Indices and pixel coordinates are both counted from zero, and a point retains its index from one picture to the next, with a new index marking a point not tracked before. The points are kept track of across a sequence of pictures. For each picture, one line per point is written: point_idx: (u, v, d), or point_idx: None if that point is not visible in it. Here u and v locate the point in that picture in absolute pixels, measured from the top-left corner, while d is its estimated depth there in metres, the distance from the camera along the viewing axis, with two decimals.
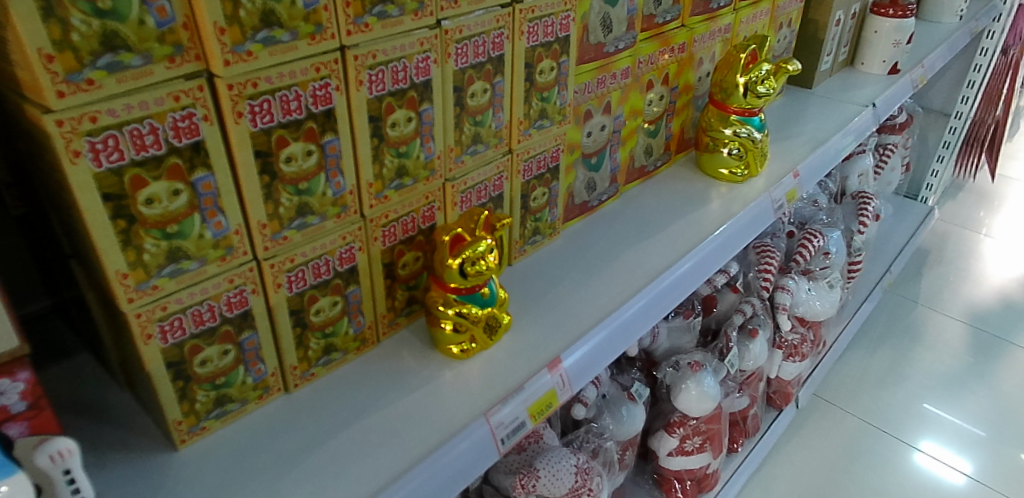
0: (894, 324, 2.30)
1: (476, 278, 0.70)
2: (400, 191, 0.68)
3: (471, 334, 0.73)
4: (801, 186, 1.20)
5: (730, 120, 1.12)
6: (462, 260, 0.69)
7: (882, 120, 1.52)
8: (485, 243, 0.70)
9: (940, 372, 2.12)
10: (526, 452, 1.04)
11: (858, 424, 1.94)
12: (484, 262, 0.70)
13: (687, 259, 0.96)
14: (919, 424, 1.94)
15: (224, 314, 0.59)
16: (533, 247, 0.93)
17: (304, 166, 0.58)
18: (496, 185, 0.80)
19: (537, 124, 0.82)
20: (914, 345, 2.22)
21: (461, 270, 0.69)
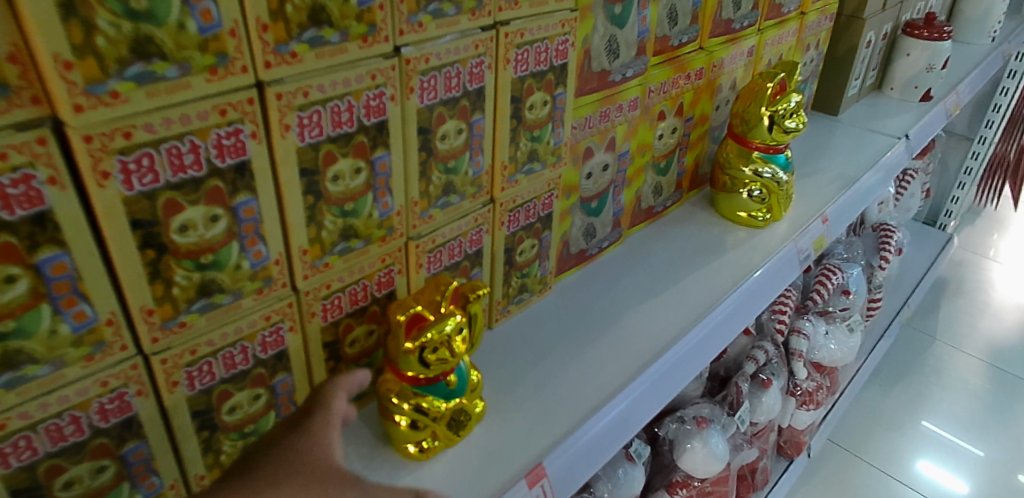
0: (908, 360, 2.15)
1: (439, 364, 0.58)
2: (347, 256, 0.55)
3: (432, 430, 0.61)
4: (829, 232, 1.07)
5: (752, 157, 0.98)
6: (421, 345, 0.56)
7: (915, 153, 1.38)
8: (455, 319, 0.57)
9: (960, 415, 1.97)
10: None
11: (872, 472, 1.78)
12: (448, 346, 0.57)
13: (699, 328, 0.83)
14: (937, 471, 1.79)
15: (96, 425, 0.46)
16: (519, 306, 0.80)
17: (207, 234, 0.45)
18: (473, 240, 0.67)
19: (526, 168, 0.68)
20: (931, 384, 2.07)
21: (420, 358, 0.57)
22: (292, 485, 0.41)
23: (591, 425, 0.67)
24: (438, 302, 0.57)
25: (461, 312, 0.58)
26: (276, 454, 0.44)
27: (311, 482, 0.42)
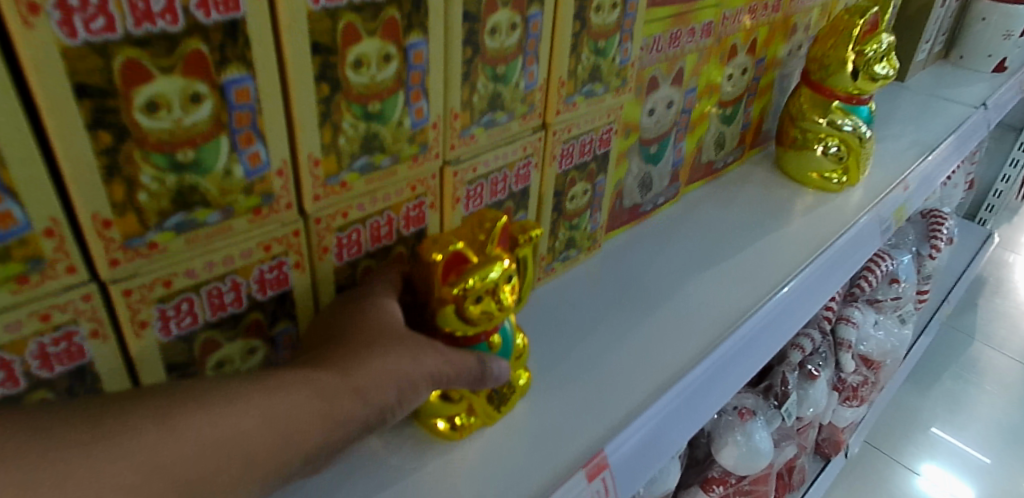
0: (944, 360, 2.00)
1: (483, 320, 0.45)
2: (369, 176, 0.43)
3: (469, 404, 0.52)
4: (909, 201, 0.94)
5: (830, 107, 0.85)
6: (461, 294, 0.44)
7: (994, 125, 1.23)
8: (503, 264, 0.45)
9: (1005, 419, 1.83)
10: None
11: (910, 476, 1.66)
12: (493, 297, 0.44)
13: (774, 300, 0.70)
14: (943, 474, 1.66)
15: (37, 373, 0.35)
16: (565, 265, 0.69)
17: (186, 120, 0.33)
18: (520, 175, 0.55)
19: (586, 89, 0.56)
20: (964, 389, 1.91)
21: (456, 312, 0.44)
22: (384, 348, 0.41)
23: (664, 403, 0.57)
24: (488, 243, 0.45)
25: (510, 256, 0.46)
26: (356, 321, 0.42)
27: (402, 344, 0.41)
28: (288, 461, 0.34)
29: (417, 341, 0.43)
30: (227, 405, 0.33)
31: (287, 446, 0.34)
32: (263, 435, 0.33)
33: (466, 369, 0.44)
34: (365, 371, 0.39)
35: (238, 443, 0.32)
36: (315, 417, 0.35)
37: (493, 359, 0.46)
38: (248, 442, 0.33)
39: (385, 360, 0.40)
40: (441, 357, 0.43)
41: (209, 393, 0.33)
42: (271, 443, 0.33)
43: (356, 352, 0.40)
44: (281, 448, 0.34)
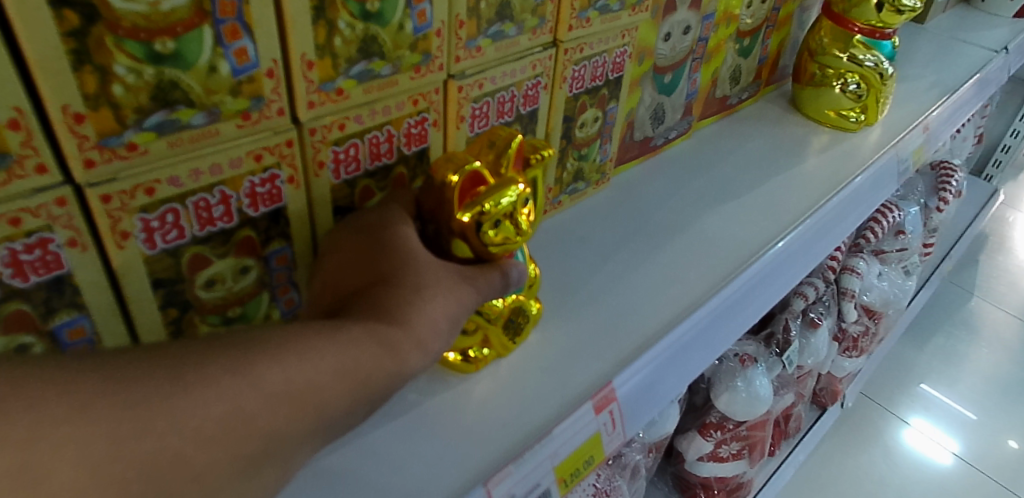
0: (938, 315, 1.98)
1: (503, 248, 0.42)
2: (368, 84, 0.40)
3: (483, 335, 0.50)
4: (927, 144, 0.90)
5: (852, 41, 0.81)
6: (475, 219, 0.41)
7: (1014, 70, 1.18)
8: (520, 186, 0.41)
9: (1003, 374, 1.83)
10: None
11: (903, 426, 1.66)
12: (510, 220, 0.41)
13: (788, 239, 0.68)
14: (928, 428, 1.66)
15: (11, 282, 0.32)
16: (572, 199, 0.66)
17: (164, 4, 0.30)
18: (529, 96, 0.52)
19: (600, 5, 0.52)
20: (956, 345, 1.90)
21: (471, 239, 0.42)
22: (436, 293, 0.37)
23: (674, 337, 0.55)
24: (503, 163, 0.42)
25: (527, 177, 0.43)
26: (402, 264, 0.39)
27: (451, 288, 0.38)
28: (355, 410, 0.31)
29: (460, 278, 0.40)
30: (298, 359, 0.29)
31: (360, 401, 0.31)
32: (334, 387, 0.30)
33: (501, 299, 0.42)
34: (422, 319, 0.35)
35: (310, 394, 0.29)
36: (381, 368, 0.32)
37: (511, 262, 0.44)
38: (320, 395, 0.29)
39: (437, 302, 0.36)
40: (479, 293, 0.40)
41: (277, 342, 0.30)
42: (343, 394, 0.30)
43: (411, 295, 0.36)
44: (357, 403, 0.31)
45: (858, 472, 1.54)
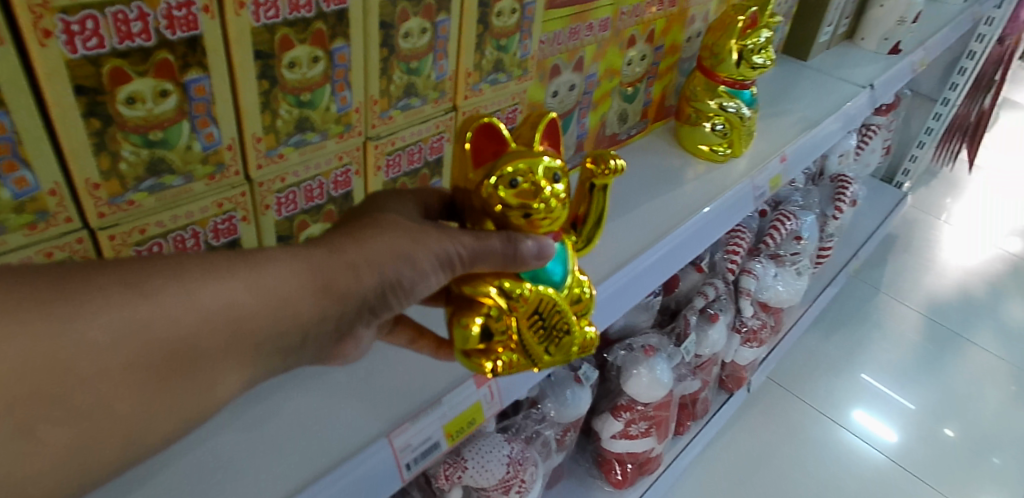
0: (853, 311, 2.18)
1: (519, 210, 0.50)
2: (302, 149, 0.54)
3: (509, 336, 0.55)
4: (786, 172, 1.09)
5: (717, 91, 0.98)
6: (497, 170, 0.50)
7: (877, 105, 1.38)
8: (548, 159, 0.51)
9: (897, 362, 2.03)
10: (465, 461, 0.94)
11: (806, 411, 1.84)
12: (528, 180, 0.50)
13: (651, 252, 0.85)
14: (871, 420, 1.84)
15: None
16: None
17: (156, 110, 0.44)
18: (434, 147, 0.66)
19: (490, 78, 0.68)
20: (867, 337, 2.10)
21: (490, 195, 0.50)
22: (383, 233, 0.45)
23: None
24: (534, 141, 0.52)
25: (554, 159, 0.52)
26: (365, 215, 0.47)
27: (407, 231, 0.46)
28: (281, 327, 0.40)
29: (431, 230, 0.47)
30: (222, 278, 0.38)
31: (280, 315, 0.40)
32: (251, 303, 0.39)
33: (480, 253, 0.48)
34: (358, 251, 0.44)
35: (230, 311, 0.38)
36: (302, 287, 0.41)
37: (525, 242, 0.50)
38: (238, 309, 0.38)
39: (384, 238, 0.45)
40: (454, 242, 0.47)
41: (192, 266, 0.37)
42: (263, 312, 0.39)
43: (362, 235, 0.45)
44: (274, 322, 0.40)
45: (798, 463, 1.70)
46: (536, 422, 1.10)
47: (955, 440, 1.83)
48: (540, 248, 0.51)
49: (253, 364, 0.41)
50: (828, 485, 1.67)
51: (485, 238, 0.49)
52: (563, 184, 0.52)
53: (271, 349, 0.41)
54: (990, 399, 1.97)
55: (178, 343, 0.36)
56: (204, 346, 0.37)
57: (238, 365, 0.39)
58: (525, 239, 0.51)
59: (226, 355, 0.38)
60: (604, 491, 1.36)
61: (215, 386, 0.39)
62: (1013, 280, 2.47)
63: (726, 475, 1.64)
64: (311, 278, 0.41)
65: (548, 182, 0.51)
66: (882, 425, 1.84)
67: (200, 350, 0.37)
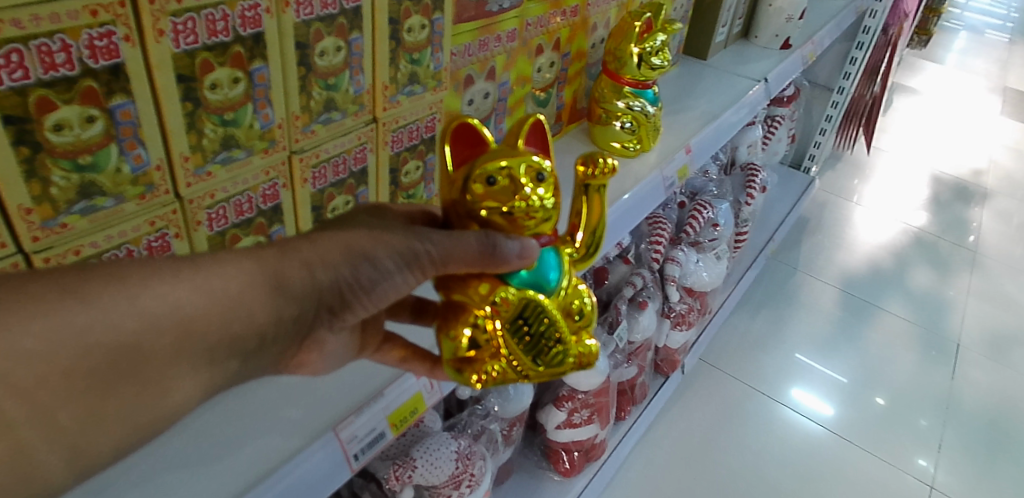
0: (776, 291, 2.31)
1: (495, 205, 0.57)
2: (229, 166, 0.57)
3: (495, 348, 0.61)
4: (692, 162, 1.17)
5: (623, 92, 1.06)
6: (477, 169, 0.58)
7: (772, 96, 1.49)
8: (532, 162, 0.59)
9: (818, 335, 2.17)
10: (415, 462, 0.96)
11: (738, 386, 1.95)
12: (505, 177, 0.57)
13: None
14: (808, 398, 1.94)
15: None
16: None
17: (84, 135, 0.46)
18: (357, 158, 0.70)
19: (406, 90, 0.72)
20: (791, 313, 2.23)
21: (472, 190, 0.58)
22: (337, 235, 0.51)
23: None
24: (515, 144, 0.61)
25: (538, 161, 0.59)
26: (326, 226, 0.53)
27: (370, 232, 0.52)
28: (233, 322, 0.45)
29: (396, 232, 0.53)
30: (166, 281, 0.42)
31: (236, 312, 0.45)
32: (195, 300, 0.43)
33: (449, 252, 0.53)
34: (312, 248, 0.49)
35: (177, 311, 0.42)
36: (257, 285, 0.46)
37: (503, 239, 0.55)
38: (185, 307, 0.42)
39: (341, 240, 0.50)
40: (424, 240, 0.52)
41: (131, 272, 0.41)
42: (212, 310, 0.44)
43: (318, 238, 0.50)
44: (222, 318, 0.44)
45: (738, 439, 1.80)
46: (481, 417, 1.14)
47: (879, 403, 1.96)
48: (517, 247, 0.56)
49: (202, 365, 0.45)
50: (765, 454, 1.77)
51: (456, 237, 0.53)
52: (546, 186, 0.59)
53: (220, 345, 0.45)
54: (903, 361, 2.12)
55: (121, 344, 0.40)
56: (150, 345, 0.41)
57: (184, 364, 0.43)
58: (501, 237, 0.55)
59: (171, 355, 0.42)
60: (554, 481, 1.41)
61: (161, 383, 0.43)
62: (916, 252, 2.67)
63: (670, 458, 1.71)
64: (262, 279, 0.46)
65: (529, 180, 0.58)
66: (819, 401, 1.94)
67: (142, 350, 0.41)
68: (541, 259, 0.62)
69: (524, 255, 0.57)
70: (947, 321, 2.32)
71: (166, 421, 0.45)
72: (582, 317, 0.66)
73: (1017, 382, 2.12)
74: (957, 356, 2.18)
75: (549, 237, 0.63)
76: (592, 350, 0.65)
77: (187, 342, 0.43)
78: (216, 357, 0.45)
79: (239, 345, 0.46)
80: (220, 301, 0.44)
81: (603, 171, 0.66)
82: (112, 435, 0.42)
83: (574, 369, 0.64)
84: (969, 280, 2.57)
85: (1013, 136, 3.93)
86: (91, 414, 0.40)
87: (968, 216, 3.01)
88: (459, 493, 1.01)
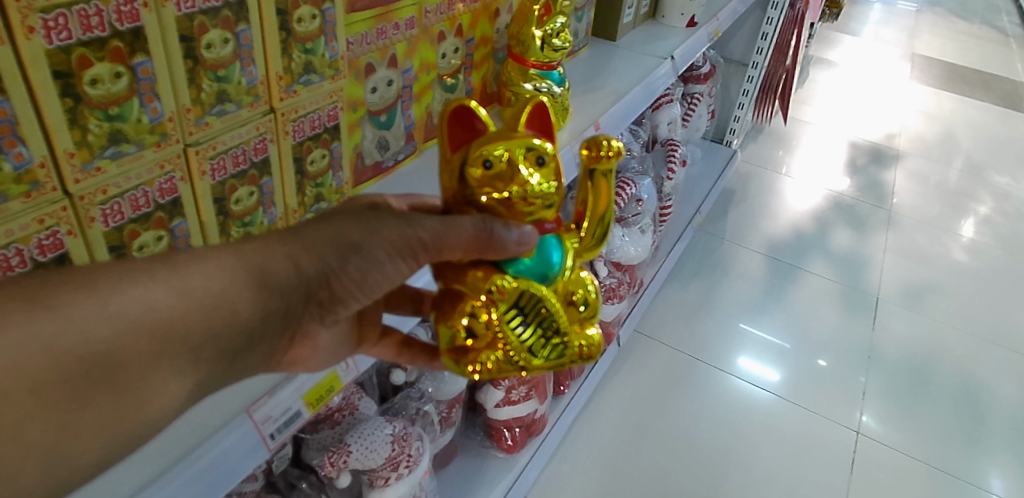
0: (706, 262, 2.40)
1: (492, 188, 0.63)
2: (119, 161, 0.58)
3: (492, 338, 0.66)
4: (603, 138, 1.21)
5: (529, 74, 1.09)
6: (476, 150, 0.64)
7: (680, 72, 1.55)
8: (532, 148, 0.65)
9: (748, 299, 2.27)
10: (351, 447, 0.98)
11: (677, 355, 2.02)
12: (500, 162, 0.63)
13: None
14: (754, 365, 2.02)
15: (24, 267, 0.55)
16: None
17: None
18: (257, 148, 0.71)
19: (303, 79, 0.73)
20: (721, 281, 2.33)
21: (471, 174, 0.64)
22: (331, 227, 0.56)
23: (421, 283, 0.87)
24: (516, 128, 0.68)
25: (536, 148, 0.65)
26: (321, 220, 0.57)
27: (371, 223, 0.57)
28: (219, 320, 0.49)
29: (389, 221, 0.58)
30: (149, 287, 0.46)
31: (222, 313, 0.49)
32: (176, 304, 0.47)
33: (441, 236, 0.58)
34: (298, 242, 0.54)
35: (159, 316, 0.46)
36: (243, 287, 0.50)
37: (502, 230, 0.61)
38: (164, 313, 0.46)
39: (329, 234, 0.56)
40: (417, 229, 0.58)
41: (105, 281, 0.45)
42: (195, 311, 0.48)
43: (306, 233, 0.55)
44: (203, 316, 0.48)
45: (680, 406, 1.86)
46: (417, 402, 1.16)
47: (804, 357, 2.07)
48: (514, 233, 0.62)
49: (188, 368, 0.48)
50: (704, 417, 1.84)
51: (451, 223, 0.59)
52: (545, 170, 0.65)
53: (206, 347, 0.49)
54: (826, 317, 2.24)
55: (97, 350, 0.43)
56: (126, 352, 0.45)
57: (168, 368, 0.47)
58: (498, 225, 0.61)
59: (153, 359, 0.46)
60: (498, 458, 1.44)
61: (146, 388, 0.46)
62: (836, 214, 2.81)
63: (615, 427, 1.78)
64: (245, 275, 0.51)
65: (528, 164, 0.64)
66: (763, 367, 2.02)
67: (122, 354, 0.44)
68: (540, 246, 0.68)
69: (523, 241, 0.63)
70: (867, 276, 2.46)
71: (156, 422, 0.48)
72: (586, 307, 0.73)
73: (932, 328, 2.26)
74: (876, 308, 2.31)
75: (551, 224, 0.69)
76: (593, 346, 0.71)
77: (169, 344, 0.46)
78: (202, 358, 0.49)
79: (224, 341, 0.50)
80: (203, 300, 0.48)
81: (608, 156, 0.71)
82: (101, 440, 0.45)
83: (572, 364, 0.69)
84: (885, 237, 2.71)
85: (923, 100, 4.14)
86: (79, 421, 0.43)
87: (883, 178, 3.17)
88: (398, 474, 1.03)
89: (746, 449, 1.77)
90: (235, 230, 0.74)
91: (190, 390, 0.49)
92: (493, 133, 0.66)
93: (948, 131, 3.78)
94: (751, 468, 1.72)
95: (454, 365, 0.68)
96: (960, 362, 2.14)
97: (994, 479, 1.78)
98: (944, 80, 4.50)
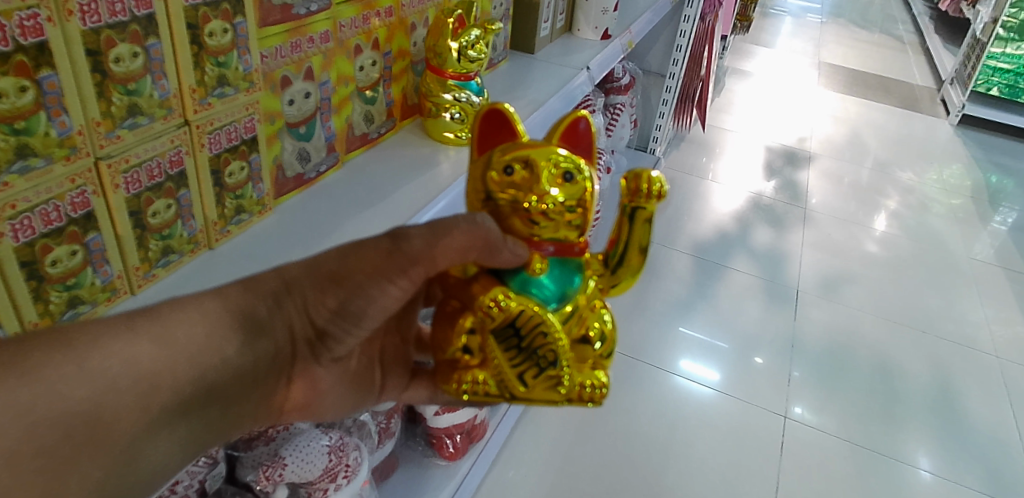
0: None
1: (508, 193, 0.67)
2: (28, 175, 0.58)
3: (484, 358, 0.68)
4: None
5: (448, 85, 1.13)
6: (501, 158, 0.68)
7: (596, 82, 1.62)
8: (560, 165, 0.68)
9: (678, 299, 2.35)
10: (285, 460, 0.98)
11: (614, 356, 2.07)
12: (519, 168, 0.67)
13: (422, 214, 0.97)
14: (696, 367, 2.08)
15: None
16: (167, 269, 0.77)
17: None
18: (173, 161, 0.72)
19: (217, 92, 0.74)
20: (652, 283, 2.41)
21: (490, 177, 0.68)
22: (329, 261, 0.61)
23: None
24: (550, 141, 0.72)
25: (561, 163, 0.68)
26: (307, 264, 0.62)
27: (368, 248, 0.60)
28: (209, 369, 0.55)
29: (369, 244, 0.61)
30: (145, 345, 0.52)
31: (211, 362, 0.55)
32: (170, 359, 0.53)
33: (432, 242, 0.59)
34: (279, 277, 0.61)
35: (157, 373, 0.52)
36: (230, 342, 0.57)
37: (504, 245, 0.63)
38: (159, 371, 0.52)
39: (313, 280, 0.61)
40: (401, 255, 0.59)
41: (103, 335, 0.51)
42: (188, 365, 0.54)
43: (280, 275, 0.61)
44: (193, 363, 0.54)
45: (621, 408, 1.90)
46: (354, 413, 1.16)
47: (726, 348, 2.16)
48: (511, 244, 0.64)
49: (167, 406, 0.53)
50: (638, 413, 1.90)
51: (441, 233, 0.59)
52: (568, 186, 0.67)
53: (196, 394, 0.55)
54: (751, 311, 2.34)
55: (94, 402, 0.49)
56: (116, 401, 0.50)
57: (156, 414, 0.53)
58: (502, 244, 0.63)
59: (144, 410, 0.52)
60: (440, 466, 1.45)
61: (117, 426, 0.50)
62: (756, 213, 2.95)
63: (557, 429, 1.81)
64: (225, 322, 0.57)
65: (550, 178, 0.66)
66: (703, 367, 2.08)
67: (116, 406, 0.50)
68: (555, 268, 0.70)
69: (518, 254, 0.65)
70: (787, 271, 2.58)
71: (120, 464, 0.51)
72: (602, 345, 0.72)
73: (849, 316, 2.39)
74: (797, 300, 2.43)
75: (580, 248, 0.72)
76: (598, 388, 0.70)
77: (157, 395, 0.52)
78: (191, 410, 0.55)
79: (215, 391, 0.57)
80: (197, 355, 0.55)
81: (648, 195, 0.68)
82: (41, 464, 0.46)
83: (568, 402, 0.69)
84: (803, 233, 2.86)
85: (832, 106, 4.38)
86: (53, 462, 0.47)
87: (798, 179, 3.34)
88: (336, 485, 1.03)
89: (681, 441, 1.83)
90: (153, 243, 0.74)
91: (177, 431, 0.56)
92: (520, 142, 0.70)
93: (854, 133, 4.02)
94: (687, 458, 1.79)
95: (443, 379, 0.70)
96: (877, 347, 2.27)
97: (921, 457, 1.88)
98: (849, 85, 4.79)
